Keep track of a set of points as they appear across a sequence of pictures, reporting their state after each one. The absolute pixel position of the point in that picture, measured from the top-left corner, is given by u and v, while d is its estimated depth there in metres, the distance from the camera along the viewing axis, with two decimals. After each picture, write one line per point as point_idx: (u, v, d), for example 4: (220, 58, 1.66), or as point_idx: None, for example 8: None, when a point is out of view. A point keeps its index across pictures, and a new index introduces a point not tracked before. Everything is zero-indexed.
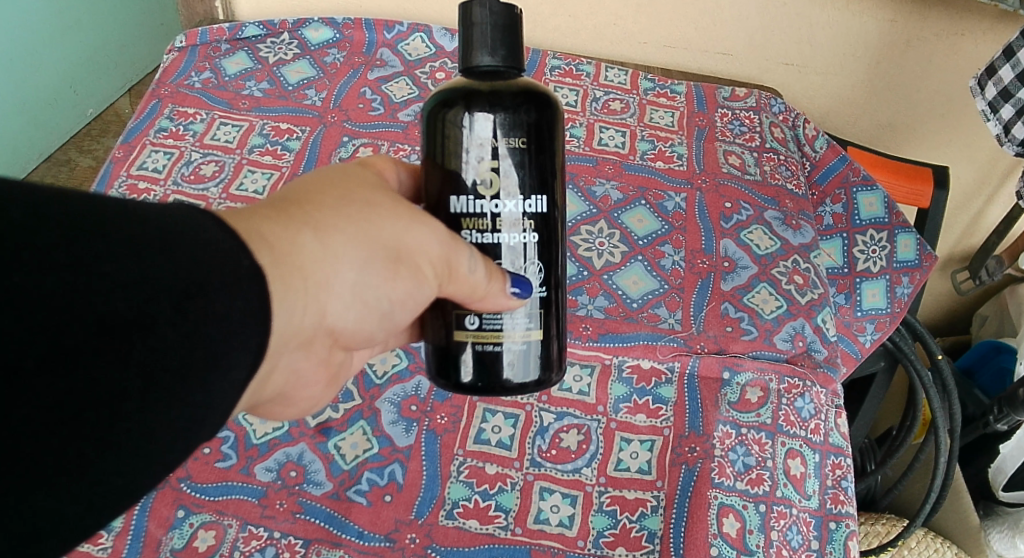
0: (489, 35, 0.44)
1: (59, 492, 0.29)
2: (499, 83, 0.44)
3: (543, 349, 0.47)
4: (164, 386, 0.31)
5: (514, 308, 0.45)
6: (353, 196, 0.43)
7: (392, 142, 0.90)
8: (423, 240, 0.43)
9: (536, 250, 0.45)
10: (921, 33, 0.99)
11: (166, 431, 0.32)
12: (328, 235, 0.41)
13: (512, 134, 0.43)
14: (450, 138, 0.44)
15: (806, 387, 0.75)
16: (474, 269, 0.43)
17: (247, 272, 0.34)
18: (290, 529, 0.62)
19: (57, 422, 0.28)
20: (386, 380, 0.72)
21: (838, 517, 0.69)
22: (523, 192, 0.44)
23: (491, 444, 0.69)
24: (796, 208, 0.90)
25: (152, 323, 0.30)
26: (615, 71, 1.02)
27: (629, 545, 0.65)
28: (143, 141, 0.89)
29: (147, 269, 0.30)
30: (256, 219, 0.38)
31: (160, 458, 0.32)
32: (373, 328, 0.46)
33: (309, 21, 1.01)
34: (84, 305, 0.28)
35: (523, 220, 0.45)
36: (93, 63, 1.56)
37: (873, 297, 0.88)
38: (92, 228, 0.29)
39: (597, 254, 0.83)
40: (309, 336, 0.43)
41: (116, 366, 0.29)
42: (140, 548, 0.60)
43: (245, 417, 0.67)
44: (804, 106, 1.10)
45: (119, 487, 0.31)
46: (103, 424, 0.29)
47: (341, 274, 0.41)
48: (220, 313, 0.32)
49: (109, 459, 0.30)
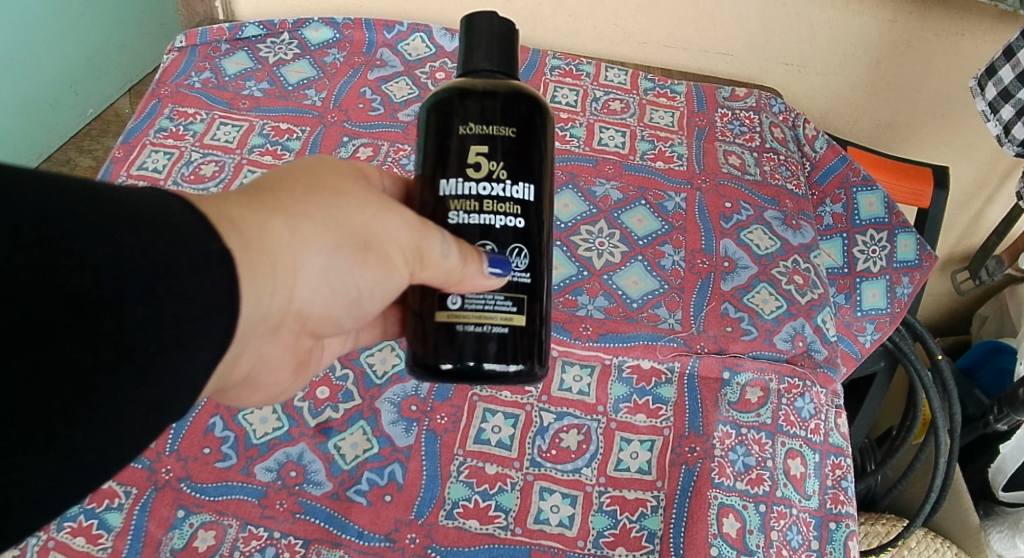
0: (491, 44, 0.47)
1: (30, 465, 0.30)
2: (494, 81, 0.46)
3: (526, 338, 0.46)
4: (133, 363, 0.32)
5: (496, 289, 0.45)
6: (323, 185, 0.44)
7: (392, 142, 0.90)
8: (394, 228, 0.44)
9: (521, 236, 0.45)
10: (921, 34, 0.99)
11: (138, 410, 0.33)
12: (299, 222, 0.42)
13: (503, 122, 0.45)
14: (444, 122, 0.45)
15: (806, 387, 0.75)
16: (447, 254, 0.43)
17: (216, 255, 0.35)
18: (290, 529, 0.62)
19: (27, 396, 0.29)
20: (386, 380, 0.72)
21: (838, 518, 0.69)
22: (510, 177, 0.45)
23: (491, 444, 0.69)
24: (796, 208, 0.90)
25: (120, 300, 0.31)
26: (615, 71, 1.02)
27: (629, 545, 0.65)
28: (143, 141, 0.89)
29: (117, 247, 0.31)
30: (226, 204, 0.39)
31: (132, 438, 0.33)
32: (341, 316, 0.48)
33: (309, 21, 1.01)
34: (54, 282, 0.29)
35: (509, 205, 0.45)
36: (94, 64, 1.56)
37: (874, 297, 0.88)
38: (64, 206, 0.30)
39: (597, 254, 0.83)
40: (276, 323, 0.44)
41: (85, 343, 0.30)
42: (140, 548, 0.60)
43: (244, 416, 0.68)
44: (803, 106, 1.11)
45: (90, 463, 0.32)
46: (73, 400, 0.30)
47: (310, 261, 0.42)
48: (189, 292, 0.33)
49: (78, 435, 0.31)
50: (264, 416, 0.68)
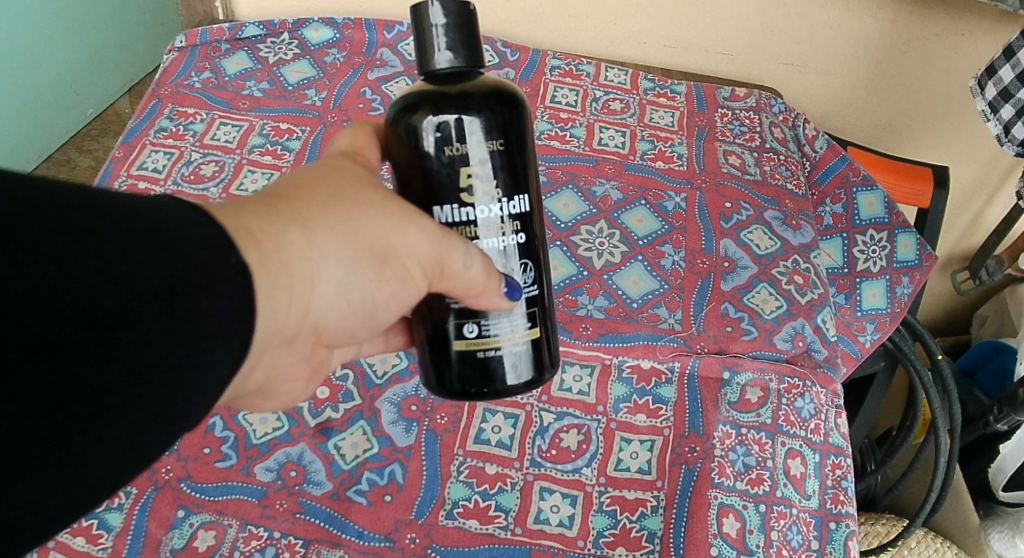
0: (451, 36, 0.44)
1: (42, 482, 0.29)
2: (467, 85, 0.44)
3: (543, 347, 0.48)
4: (147, 383, 0.31)
5: (510, 310, 0.46)
6: (342, 194, 0.42)
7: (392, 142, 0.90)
8: (415, 240, 0.43)
9: (523, 251, 0.46)
10: (921, 33, 0.99)
11: (150, 428, 0.32)
12: (317, 233, 0.40)
13: (486, 137, 0.43)
14: (422, 141, 0.43)
15: (806, 387, 0.75)
16: (470, 265, 0.43)
17: (234, 270, 0.34)
18: (290, 529, 0.62)
19: (39, 414, 0.29)
20: (386, 380, 0.72)
21: (838, 517, 0.69)
22: (505, 195, 0.45)
23: (491, 444, 0.69)
24: (796, 208, 0.90)
25: (138, 318, 0.30)
26: (615, 71, 1.03)
27: (629, 545, 0.64)
28: (143, 141, 0.89)
29: (134, 264, 0.30)
30: (244, 215, 0.37)
31: (143, 454, 0.33)
32: (357, 327, 0.46)
33: (309, 21, 1.02)
34: (68, 298, 0.29)
35: (510, 222, 0.45)
36: (93, 63, 1.56)
37: (873, 297, 0.88)
38: (83, 222, 0.30)
39: (597, 254, 0.83)
40: (291, 335, 0.42)
41: (99, 361, 0.30)
42: (140, 548, 0.60)
43: (244, 417, 0.68)
44: (803, 106, 1.11)
45: (100, 482, 0.31)
46: (86, 418, 0.30)
47: (327, 273, 0.41)
48: (205, 309, 0.33)
49: (91, 454, 0.31)
50: (265, 416, 0.69)
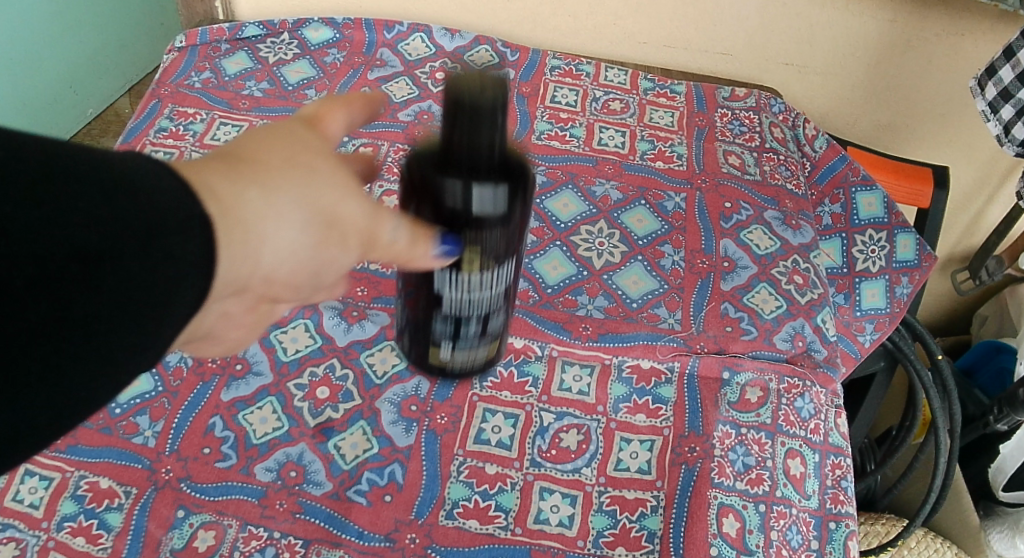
0: (484, 135, 0.40)
1: (30, 396, 0.31)
2: (485, 173, 0.42)
3: (488, 354, 0.56)
4: (127, 311, 0.32)
5: (469, 339, 0.53)
6: (297, 158, 0.41)
7: (391, 142, 0.90)
8: (357, 212, 0.43)
9: (491, 305, 0.51)
10: (921, 34, 1.00)
11: (126, 354, 0.34)
12: (274, 195, 0.39)
13: (493, 226, 0.45)
14: (429, 222, 0.44)
15: (806, 387, 0.75)
16: (399, 237, 0.43)
17: (201, 220, 0.35)
18: (290, 529, 0.62)
19: (33, 335, 0.30)
20: (386, 380, 0.72)
21: (838, 518, 0.69)
22: (496, 264, 0.48)
23: (491, 444, 0.69)
24: (796, 208, 0.91)
25: (119, 256, 0.31)
26: (615, 71, 1.03)
27: (629, 545, 0.64)
28: (143, 140, 0.88)
29: (116, 207, 0.31)
30: (203, 172, 0.37)
31: (118, 377, 0.34)
32: (304, 286, 0.45)
33: (309, 21, 1.03)
34: (59, 235, 0.29)
35: (485, 296, 0.50)
36: (93, 63, 1.55)
37: (873, 297, 0.88)
38: (66, 167, 0.30)
39: (597, 254, 0.83)
40: (238, 292, 0.41)
41: (88, 291, 0.31)
42: (139, 548, 0.59)
43: (244, 417, 0.68)
44: (803, 105, 1.10)
45: (79, 398, 0.33)
46: (72, 341, 0.31)
47: (279, 235, 0.40)
48: (177, 253, 0.33)
49: (74, 374, 0.32)
50: (265, 416, 0.69)
